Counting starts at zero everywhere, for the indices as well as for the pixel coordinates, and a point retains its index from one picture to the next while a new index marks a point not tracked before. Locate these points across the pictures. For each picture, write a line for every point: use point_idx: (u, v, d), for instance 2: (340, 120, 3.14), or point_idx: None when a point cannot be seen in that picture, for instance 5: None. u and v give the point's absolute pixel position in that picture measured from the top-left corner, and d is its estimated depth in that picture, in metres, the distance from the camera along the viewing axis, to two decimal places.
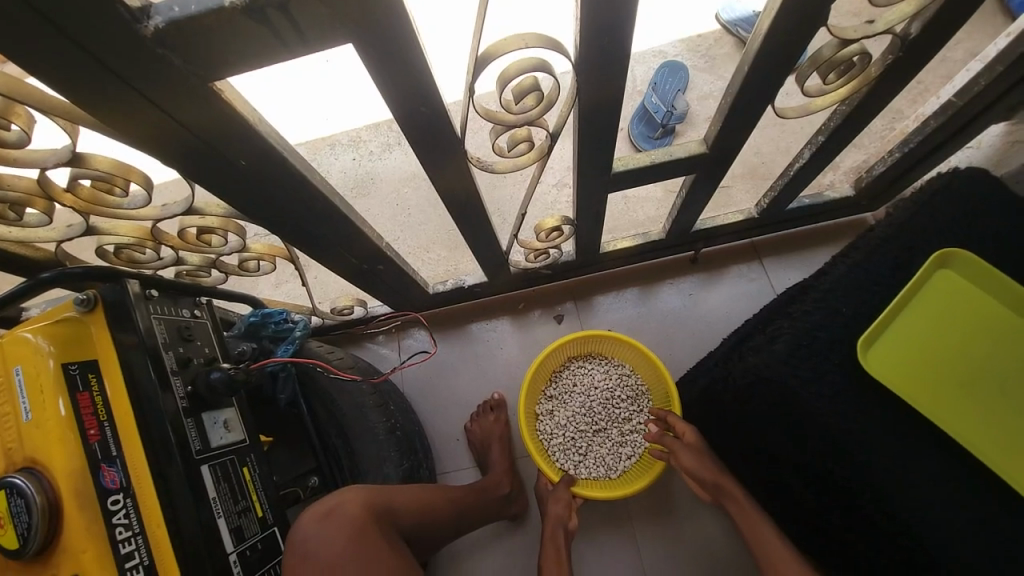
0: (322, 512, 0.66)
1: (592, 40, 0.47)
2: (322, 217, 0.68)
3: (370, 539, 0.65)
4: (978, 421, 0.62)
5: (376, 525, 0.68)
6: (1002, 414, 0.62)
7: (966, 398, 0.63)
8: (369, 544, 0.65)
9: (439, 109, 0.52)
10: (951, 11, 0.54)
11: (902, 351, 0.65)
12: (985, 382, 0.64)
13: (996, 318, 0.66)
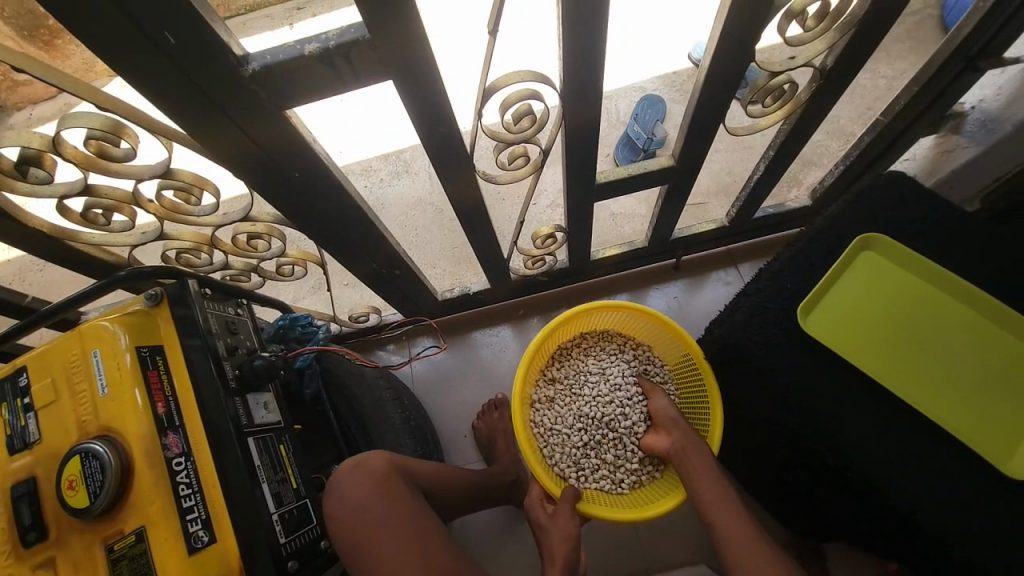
0: (352, 463, 0.76)
1: (572, 72, 0.60)
2: (352, 223, 0.81)
3: (389, 486, 0.74)
4: (912, 377, 0.69)
5: (395, 475, 0.77)
6: (935, 371, 0.70)
7: (904, 359, 0.70)
8: (389, 490, 0.74)
9: (453, 130, 0.66)
10: (855, 49, 0.69)
11: (841, 320, 0.73)
12: (918, 344, 0.72)
13: (917, 289, 0.74)
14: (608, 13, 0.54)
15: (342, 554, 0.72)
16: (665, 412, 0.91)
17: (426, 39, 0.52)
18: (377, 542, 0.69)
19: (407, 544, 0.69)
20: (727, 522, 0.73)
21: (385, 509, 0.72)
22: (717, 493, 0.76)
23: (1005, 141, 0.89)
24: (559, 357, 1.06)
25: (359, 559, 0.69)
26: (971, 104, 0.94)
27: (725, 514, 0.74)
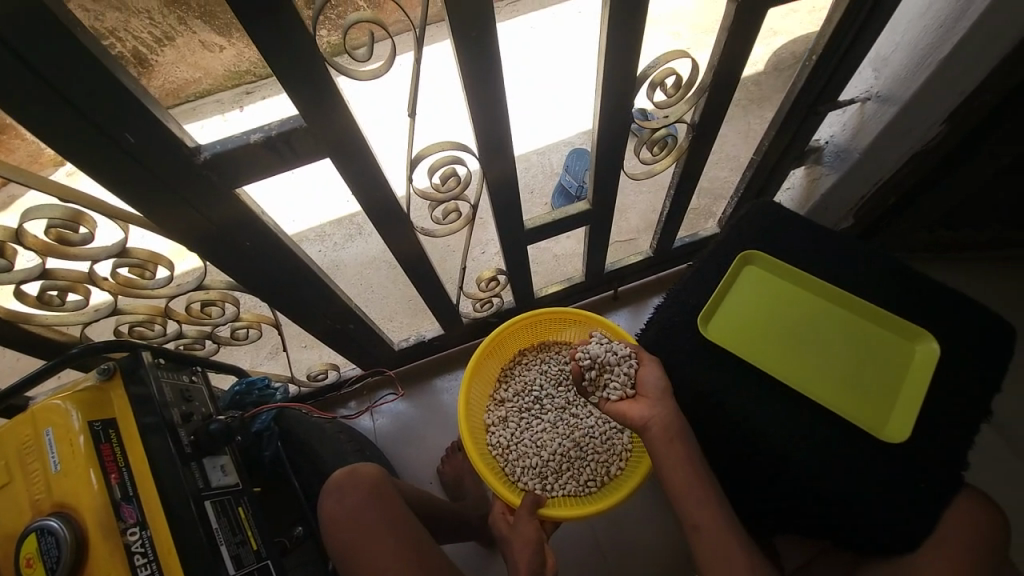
0: (342, 473, 0.81)
1: (483, 139, 0.73)
2: (304, 284, 0.88)
3: (378, 494, 0.80)
4: (799, 368, 0.81)
5: (384, 483, 0.82)
6: (817, 360, 0.82)
7: (792, 356, 0.83)
8: (380, 497, 0.79)
9: (388, 196, 0.76)
10: (712, 108, 0.85)
11: (732, 327, 0.86)
12: (801, 339, 0.84)
13: (793, 293, 0.88)
14: (503, 96, 0.67)
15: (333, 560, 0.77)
16: (656, 390, 0.82)
17: (355, 124, 0.63)
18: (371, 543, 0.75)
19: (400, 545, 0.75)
20: (700, 518, 0.70)
21: (376, 515, 0.77)
22: (689, 486, 0.72)
23: (854, 168, 1.06)
24: (505, 377, 1.12)
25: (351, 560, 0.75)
26: (825, 139, 1.10)
27: (699, 510, 0.70)
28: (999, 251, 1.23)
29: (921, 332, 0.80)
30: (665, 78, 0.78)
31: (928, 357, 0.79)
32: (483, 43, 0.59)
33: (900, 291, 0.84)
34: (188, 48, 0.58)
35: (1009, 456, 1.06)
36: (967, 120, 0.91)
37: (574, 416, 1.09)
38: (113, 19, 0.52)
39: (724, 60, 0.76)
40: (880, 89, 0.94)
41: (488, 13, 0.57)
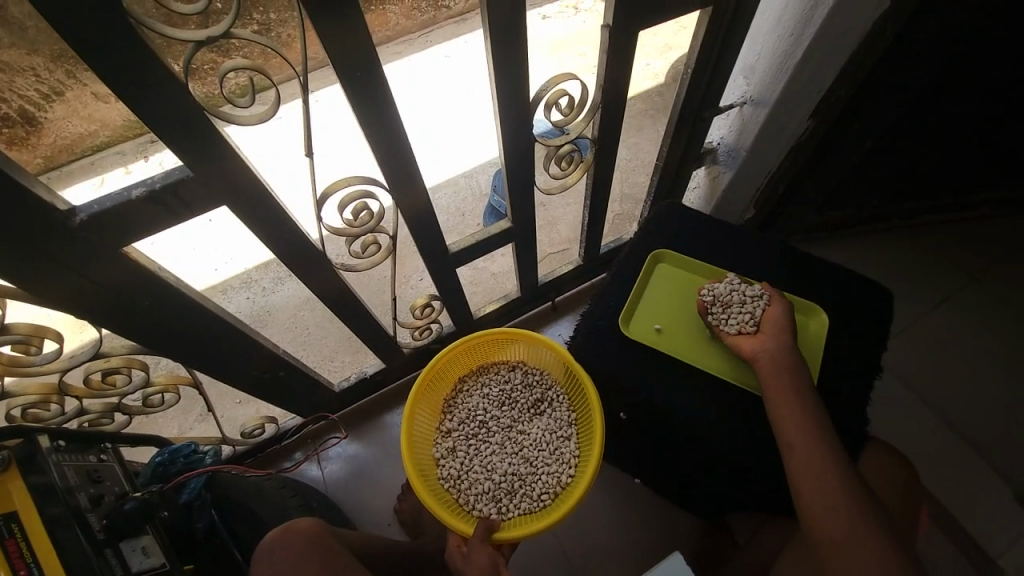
0: (276, 531, 0.77)
1: (389, 169, 0.74)
2: (221, 337, 0.84)
3: (314, 549, 0.76)
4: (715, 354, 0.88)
5: (322, 536, 0.78)
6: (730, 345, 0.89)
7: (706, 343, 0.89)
8: (316, 552, 0.75)
9: (298, 238, 0.74)
10: (608, 122, 0.92)
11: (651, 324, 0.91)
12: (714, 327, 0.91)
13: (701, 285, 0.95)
14: (402, 129, 0.69)
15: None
16: (781, 325, 0.83)
17: (250, 169, 0.62)
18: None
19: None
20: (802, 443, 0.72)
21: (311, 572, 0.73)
22: (805, 426, 0.73)
23: (744, 165, 1.17)
24: (449, 407, 1.11)
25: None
26: (717, 140, 1.19)
27: (803, 435, 0.72)
28: (876, 224, 1.40)
29: (811, 307, 0.87)
30: (559, 99, 0.83)
31: (819, 327, 0.86)
32: (371, 80, 0.61)
33: (792, 270, 0.92)
34: (80, 101, 0.53)
35: (910, 404, 1.19)
36: (825, 115, 1.04)
37: (522, 433, 1.10)
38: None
39: (609, 79, 0.83)
40: (753, 93, 1.03)
41: (371, 52, 0.58)
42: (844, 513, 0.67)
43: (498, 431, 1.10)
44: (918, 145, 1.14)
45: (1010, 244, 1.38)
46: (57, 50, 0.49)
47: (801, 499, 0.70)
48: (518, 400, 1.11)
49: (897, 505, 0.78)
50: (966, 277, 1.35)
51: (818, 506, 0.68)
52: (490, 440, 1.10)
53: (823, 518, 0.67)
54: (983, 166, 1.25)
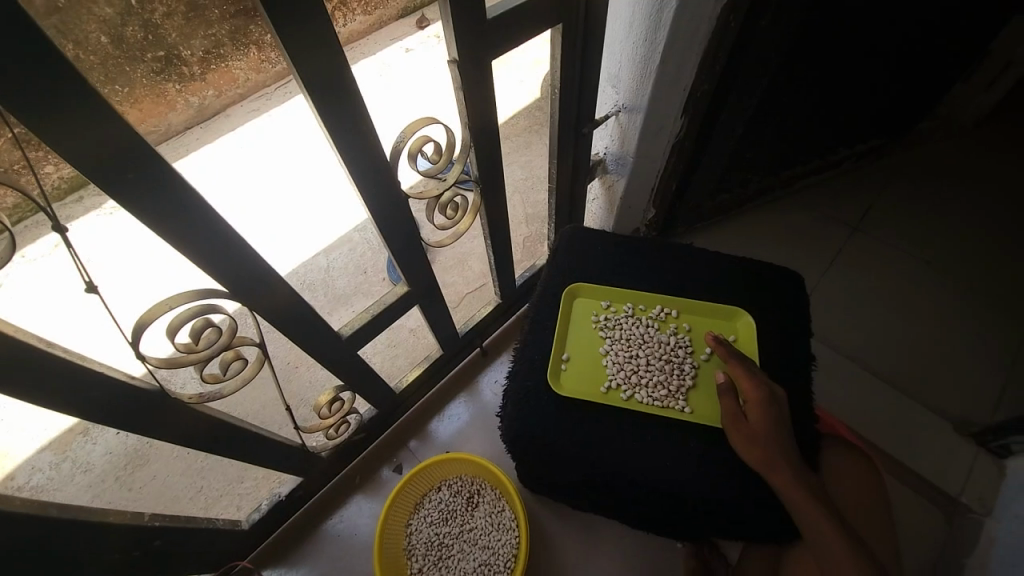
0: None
1: (223, 270, 0.59)
2: (40, 538, 0.62)
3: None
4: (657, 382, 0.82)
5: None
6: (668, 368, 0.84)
7: (644, 380, 0.83)
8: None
9: (118, 386, 0.56)
10: (486, 160, 0.83)
11: (581, 373, 0.85)
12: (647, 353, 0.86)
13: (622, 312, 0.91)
14: (229, 227, 0.55)
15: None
16: (775, 441, 0.69)
17: (0, 328, 0.44)
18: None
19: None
20: (836, 554, 0.62)
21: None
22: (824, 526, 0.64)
23: (634, 170, 1.14)
24: (405, 548, 1.06)
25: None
26: (603, 151, 1.16)
27: (834, 543, 0.63)
28: (763, 197, 1.46)
29: (736, 311, 0.86)
30: (423, 146, 0.72)
31: (748, 331, 0.84)
32: (160, 183, 0.47)
33: (707, 271, 0.89)
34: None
35: (839, 363, 1.22)
36: (696, 109, 1.04)
37: (474, 532, 1.07)
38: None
39: (472, 115, 0.74)
40: (625, 101, 1.00)
41: (147, 150, 0.44)
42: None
43: (451, 539, 1.08)
44: (780, 122, 1.20)
45: (871, 191, 1.52)
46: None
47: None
48: (455, 509, 1.09)
49: (867, 501, 0.76)
50: (847, 229, 1.46)
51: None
52: (453, 554, 1.06)
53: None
54: (838, 124, 1.35)
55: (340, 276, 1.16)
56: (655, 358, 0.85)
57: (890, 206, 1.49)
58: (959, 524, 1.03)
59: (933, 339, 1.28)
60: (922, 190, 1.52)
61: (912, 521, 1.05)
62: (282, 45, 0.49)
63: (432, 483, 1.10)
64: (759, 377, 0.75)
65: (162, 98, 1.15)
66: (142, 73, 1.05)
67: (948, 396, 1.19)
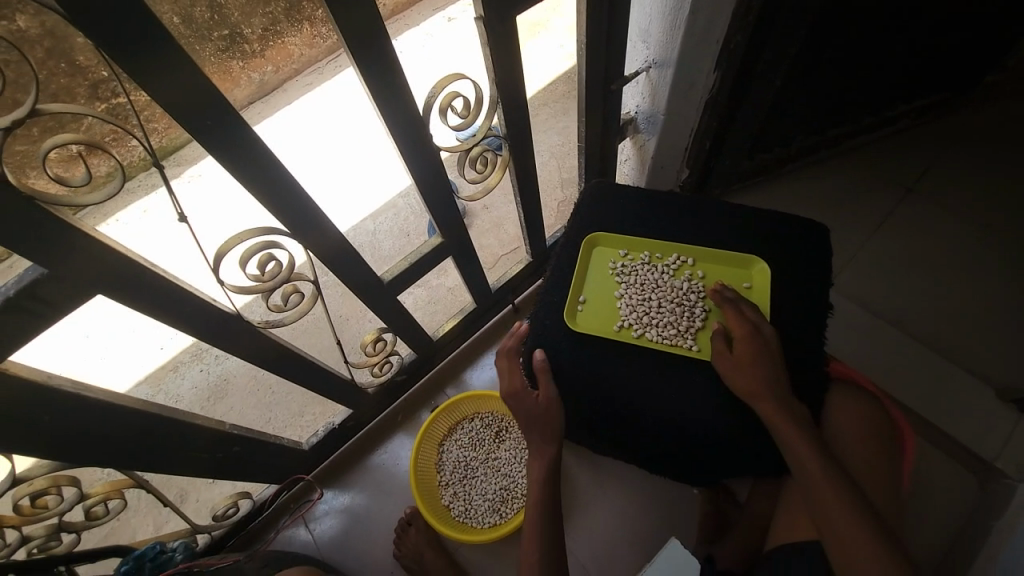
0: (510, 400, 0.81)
1: (281, 210, 0.69)
2: (148, 429, 0.78)
3: (556, 432, 0.80)
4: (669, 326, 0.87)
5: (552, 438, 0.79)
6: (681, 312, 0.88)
7: (655, 320, 0.87)
8: (544, 447, 0.79)
9: (204, 305, 0.69)
10: (513, 116, 0.88)
11: (596, 312, 0.90)
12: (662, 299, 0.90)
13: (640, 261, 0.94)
14: (287, 173, 0.66)
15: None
16: (759, 371, 0.74)
17: (116, 246, 0.56)
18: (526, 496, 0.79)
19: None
20: (813, 473, 0.67)
21: (535, 412, 0.80)
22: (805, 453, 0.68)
23: (665, 129, 1.15)
24: (437, 465, 1.20)
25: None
26: (634, 109, 1.16)
27: (812, 463, 0.67)
28: (807, 157, 1.41)
29: (751, 257, 0.88)
30: (453, 101, 0.79)
31: (763, 278, 0.86)
32: (232, 131, 0.57)
33: (728, 224, 0.91)
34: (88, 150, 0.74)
35: (877, 326, 1.19)
36: (729, 62, 1.03)
37: (498, 460, 1.19)
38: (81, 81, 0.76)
39: (498, 71, 0.79)
40: (654, 57, 1.01)
41: (219, 100, 0.54)
42: (869, 538, 0.61)
43: (477, 463, 1.19)
44: (824, 74, 1.16)
45: (933, 150, 1.42)
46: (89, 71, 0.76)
47: (830, 526, 0.64)
48: (484, 438, 1.20)
49: (867, 449, 0.76)
50: (900, 190, 1.38)
51: (845, 534, 0.62)
52: (478, 476, 1.18)
53: (852, 544, 0.61)
54: (896, 75, 1.26)
55: (385, 239, 1.23)
56: (668, 299, 0.89)
57: (953, 165, 1.39)
58: (992, 489, 1.01)
59: (986, 305, 1.21)
60: (992, 148, 1.40)
61: (938, 483, 1.04)
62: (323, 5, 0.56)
63: (461, 416, 1.22)
64: (745, 316, 0.79)
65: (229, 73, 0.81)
66: (209, 52, 0.72)
67: (997, 364, 1.14)
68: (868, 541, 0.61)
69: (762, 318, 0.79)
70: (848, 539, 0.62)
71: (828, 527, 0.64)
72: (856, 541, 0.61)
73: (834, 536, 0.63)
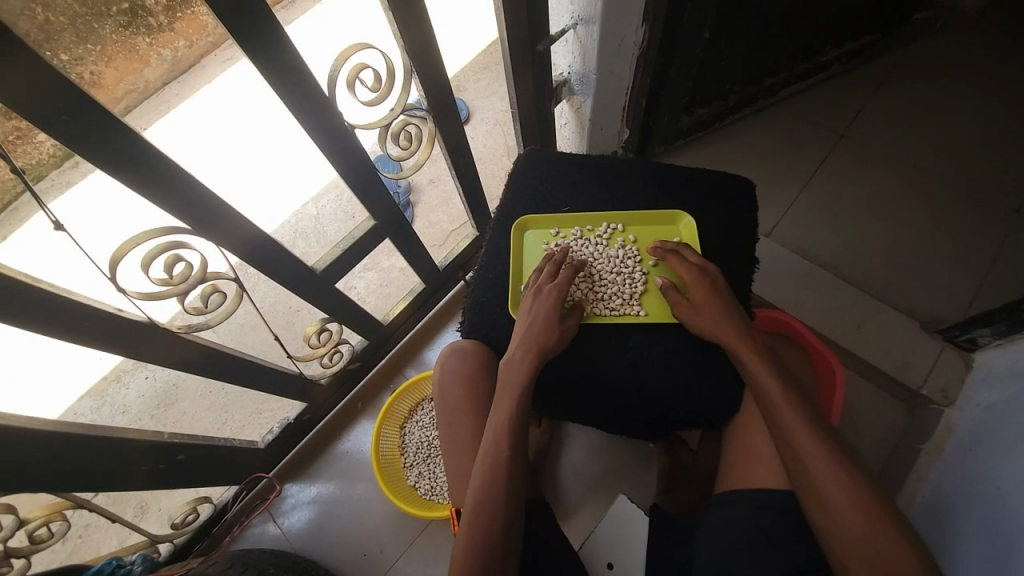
0: (528, 297, 0.80)
1: (182, 209, 0.64)
2: (79, 448, 0.74)
3: (552, 342, 0.76)
4: (606, 291, 0.88)
5: (543, 345, 0.76)
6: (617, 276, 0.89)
7: (597, 291, 0.88)
8: (534, 354, 0.74)
9: (107, 317, 0.65)
10: (431, 85, 0.84)
11: None
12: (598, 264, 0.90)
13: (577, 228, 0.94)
14: (195, 180, 0.62)
15: (471, 368, 0.84)
16: (716, 310, 0.77)
17: None
18: (499, 389, 0.73)
19: (468, 419, 0.81)
20: (773, 392, 0.68)
21: (541, 318, 0.78)
22: (765, 379, 0.70)
23: (599, 89, 1.12)
24: (400, 448, 1.22)
25: (451, 385, 0.84)
26: (567, 71, 1.13)
27: (771, 385, 0.69)
28: (745, 108, 1.41)
29: (677, 212, 0.90)
30: (360, 73, 0.74)
31: (690, 230, 0.89)
32: (123, 143, 0.54)
33: (658, 188, 0.92)
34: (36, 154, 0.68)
35: (811, 271, 1.24)
36: (655, 14, 1.00)
37: None
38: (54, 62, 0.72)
39: (407, 39, 0.74)
40: (580, 12, 0.97)
41: (99, 112, 0.50)
42: (822, 446, 0.62)
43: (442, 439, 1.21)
44: (754, 22, 1.14)
45: (864, 93, 1.45)
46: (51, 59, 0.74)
47: (786, 437, 0.65)
48: None
49: None
50: (833, 135, 1.41)
51: (801, 445, 0.63)
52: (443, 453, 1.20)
53: (808, 453, 0.62)
54: (822, 21, 1.26)
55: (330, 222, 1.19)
56: (606, 266, 0.90)
57: (882, 107, 1.43)
58: (919, 413, 1.09)
59: (913, 241, 1.27)
60: (918, 88, 1.44)
61: (871, 412, 1.13)
62: None
63: (422, 395, 1.24)
64: (694, 262, 0.82)
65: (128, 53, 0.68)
66: (110, 28, 0.62)
67: (924, 296, 1.21)
68: (821, 448, 0.62)
69: (709, 261, 0.82)
70: (803, 449, 0.63)
71: (784, 439, 0.65)
72: (812, 450, 0.62)
73: (791, 448, 0.64)
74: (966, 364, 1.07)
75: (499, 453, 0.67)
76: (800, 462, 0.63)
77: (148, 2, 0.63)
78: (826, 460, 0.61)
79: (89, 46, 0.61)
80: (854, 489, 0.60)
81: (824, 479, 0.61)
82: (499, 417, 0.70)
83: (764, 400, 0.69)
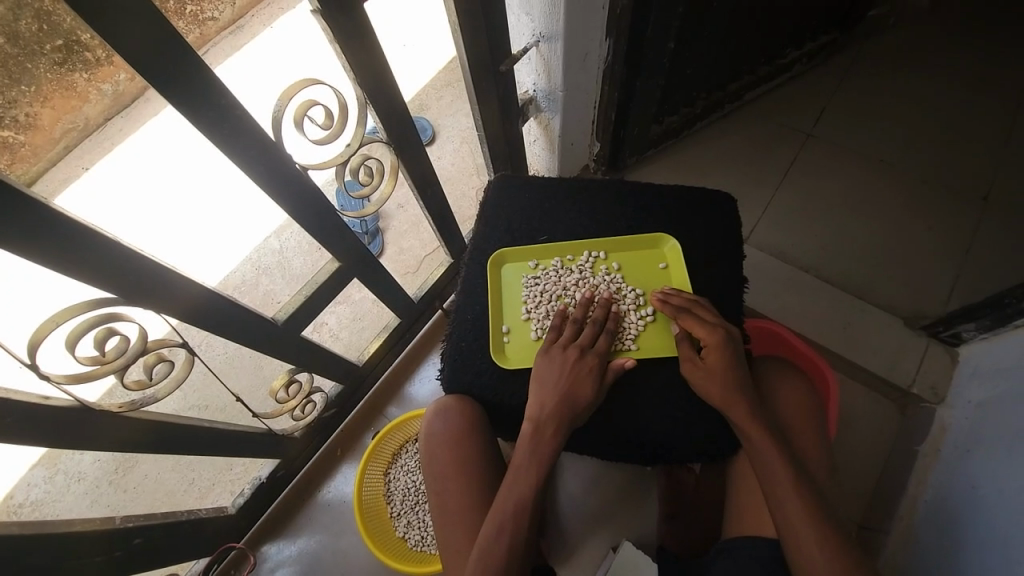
0: (559, 358, 0.76)
1: (110, 279, 0.56)
2: (14, 558, 0.65)
3: (584, 409, 0.73)
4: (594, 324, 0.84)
5: (575, 413, 0.72)
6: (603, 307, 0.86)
7: None
8: (564, 426, 0.71)
9: (31, 408, 0.56)
10: (390, 117, 0.79)
11: (529, 331, 0.86)
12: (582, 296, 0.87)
13: (558, 257, 0.91)
14: (114, 239, 0.54)
15: (460, 429, 0.78)
16: (732, 376, 0.72)
17: None
18: (515, 459, 0.70)
19: (459, 485, 0.75)
20: (772, 460, 0.65)
21: (582, 385, 0.74)
22: (771, 450, 0.66)
23: (566, 105, 1.08)
24: (386, 495, 1.14)
25: (437, 451, 0.78)
26: (532, 88, 1.10)
27: (770, 452, 0.66)
28: (712, 114, 1.40)
29: (661, 235, 0.89)
30: (310, 111, 0.68)
31: (675, 253, 0.88)
32: (18, 206, 0.45)
33: (636, 215, 0.91)
34: None
35: (793, 275, 1.23)
36: (619, 28, 0.97)
37: None
38: (23, 135, 0.76)
39: (359, 72, 0.69)
40: (541, 29, 0.93)
41: None
42: (812, 519, 0.61)
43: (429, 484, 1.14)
44: (716, 30, 1.13)
45: (827, 91, 1.46)
46: (40, 131, 0.81)
47: (778, 505, 0.63)
48: None
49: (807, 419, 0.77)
50: (800, 135, 1.41)
51: (790, 515, 0.62)
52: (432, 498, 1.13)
53: (799, 524, 0.61)
54: (781, 25, 1.27)
55: (295, 256, 1.12)
56: (592, 298, 0.87)
57: (845, 105, 1.44)
58: (911, 413, 1.09)
59: (889, 237, 1.28)
60: (878, 84, 1.46)
61: (865, 415, 1.12)
62: (98, 37, 0.45)
63: (407, 436, 1.17)
64: (714, 321, 0.76)
65: (73, 91, 0.78)
66: (41, 67, 0.65)
67: (904, 293, 1.21)
68: (810, 519, 0.61)
69: (728, 322, 0.77)
70: (793, 520, 0.61)
71: (777, 507, 0.63)
72: (801, 517, 0.61)
73: (781, 517, 0.63)
74: (951, 358, 1.08)
75: (514, 530, 0.64)
76: (790, 532, 0.61)
77: (83, 37, 0.62)
78: (813, 530, 0.60)
79: (25, 88, 0.68)
80: (839, 559, 0.59)
81: (812, 550, 0.60)
82: (517, 492, 0.67)
83: (760, 467, 0.66)
